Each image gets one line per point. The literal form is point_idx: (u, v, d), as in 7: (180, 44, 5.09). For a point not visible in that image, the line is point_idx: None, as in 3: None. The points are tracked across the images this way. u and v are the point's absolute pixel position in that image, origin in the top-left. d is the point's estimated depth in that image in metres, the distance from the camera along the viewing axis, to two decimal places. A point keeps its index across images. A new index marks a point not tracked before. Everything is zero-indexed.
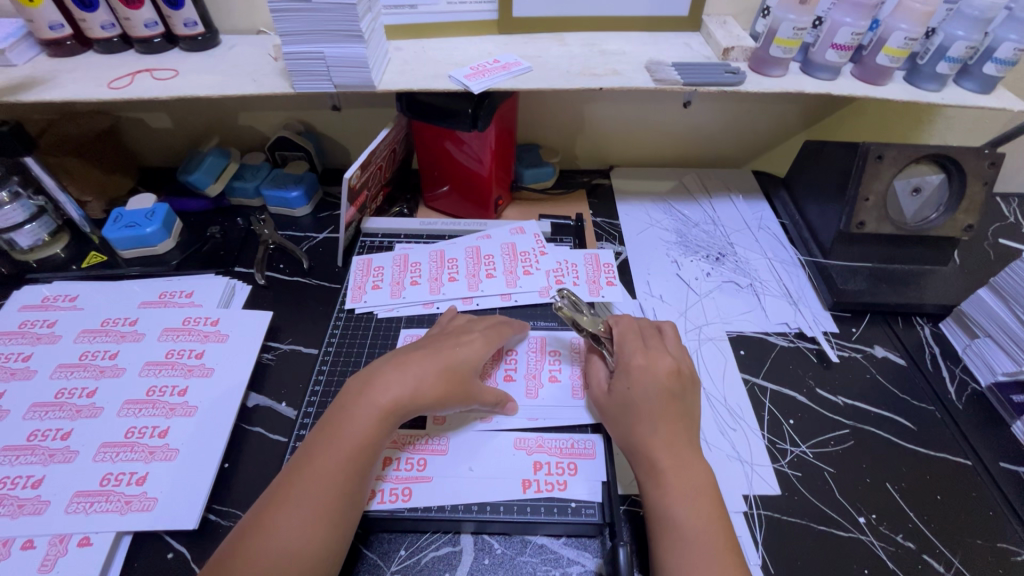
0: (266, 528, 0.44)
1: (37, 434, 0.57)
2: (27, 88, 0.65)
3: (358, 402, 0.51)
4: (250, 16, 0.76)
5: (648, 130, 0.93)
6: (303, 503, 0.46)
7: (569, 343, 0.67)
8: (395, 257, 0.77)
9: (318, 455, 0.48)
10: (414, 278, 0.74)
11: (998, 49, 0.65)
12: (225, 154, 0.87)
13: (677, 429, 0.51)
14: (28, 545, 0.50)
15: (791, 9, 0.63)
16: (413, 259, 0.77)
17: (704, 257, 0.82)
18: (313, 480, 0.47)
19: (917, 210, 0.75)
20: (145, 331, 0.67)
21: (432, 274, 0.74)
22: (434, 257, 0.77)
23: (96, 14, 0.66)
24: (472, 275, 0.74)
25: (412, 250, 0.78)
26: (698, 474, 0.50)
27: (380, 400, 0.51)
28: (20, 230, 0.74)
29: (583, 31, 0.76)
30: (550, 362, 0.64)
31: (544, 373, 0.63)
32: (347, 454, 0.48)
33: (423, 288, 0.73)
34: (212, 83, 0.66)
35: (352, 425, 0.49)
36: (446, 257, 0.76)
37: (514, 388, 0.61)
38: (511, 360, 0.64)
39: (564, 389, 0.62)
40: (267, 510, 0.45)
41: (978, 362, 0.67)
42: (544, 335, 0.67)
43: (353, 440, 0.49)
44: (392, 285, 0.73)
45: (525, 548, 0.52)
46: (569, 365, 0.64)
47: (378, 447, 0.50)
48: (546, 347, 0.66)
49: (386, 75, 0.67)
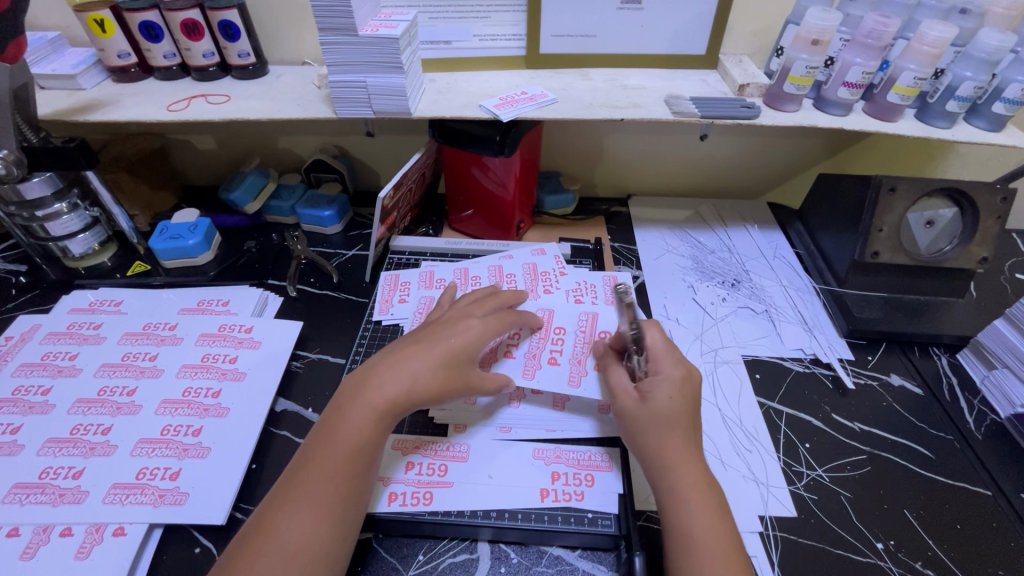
0: (272, 526, 0.46)
1: (79, 428, 0.60)
2: (94, 109, 0.71)
3: (353, 402, 0.52)
4: (298, 48, 0.82)
5: (665, 160, 0.97)
6: (305, 504, 0.47)
7: (575, 324, 0.68)
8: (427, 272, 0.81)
9: (316, 455, 0.49)
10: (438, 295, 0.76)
11: (1007, 89, 0.67)
12: (264, 174, 0.93)
13: (682, 437, 0.52)
14: (66, 532, 0.52)
15: (804, 49, 0.67)
16: (441, 275, 0.80)
17: (720, 282, 0.84)
18: (319, 482, 0.48)
19: (931, 242, 0.76)
20: (184, 336, 0.70)
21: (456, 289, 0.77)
22: (461, 274, 0.80)
23: (160, 44, 0.73)
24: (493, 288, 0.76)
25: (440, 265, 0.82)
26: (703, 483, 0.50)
27: (376, 399, 0.52)
28: (74, 238, 0.78)
29: (606, 67, 0.80)
30: (554, 339, 0.66)
31: (544, 355, 0.64)
32: (345, 452, 0.49)
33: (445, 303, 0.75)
34: (261, 108, 0.72)
35: (347, 423, 0.51)
36: (471, 273, 0.80)
37: (512, 367, 0.62)
38: (514, 337, 0.65)
39: (562, 372, 0.62)
40: (270, 512, 0.47)
41: (996, 394, 0.67)
42: (553, 310, 0.70)
43: (350, 439, 0.50)
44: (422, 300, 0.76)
45: (541, 559, 0.53)
46: (572, 346, 0.65)
47: (378, 444, 0.51)
48: (552, 324, 0.68)
49: (421, 103, 0.72)
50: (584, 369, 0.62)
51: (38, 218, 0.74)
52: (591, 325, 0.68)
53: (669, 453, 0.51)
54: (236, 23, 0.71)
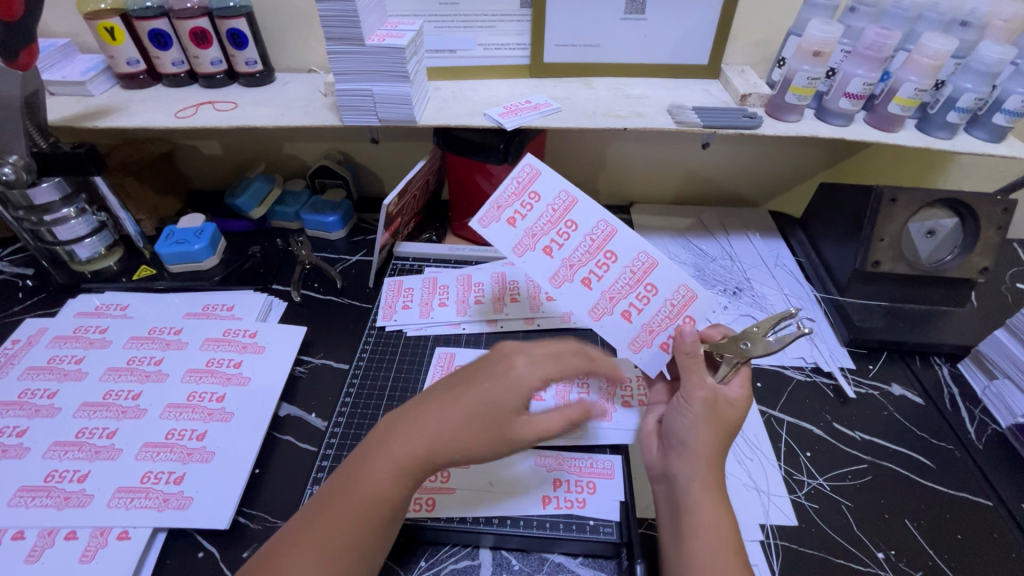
0: (276, 562, 0.43)
1: (85, 431, 0.60)
2: (102, 116, 0.71)
3: (379, 450, 0.47)
4: (305, 56, 0.83)
5: (668, 168, 0.97)
6: (313, 550, 0.44)
7: (670, 292, 0.61)
8: (525, 172, 0.62)
9: (333, 503, 0.46)
10: (514, 216, 0.62)
11: (1007, 101, 0.68)
12: (270, 180, 0.94)
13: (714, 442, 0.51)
14: (71, 535, 0.52)
15: (805, 60, 0.67)
16: (536, 189, 0.62)
17: (722, 290, 0.85)
18: (333, 526, 0.45)
19: (932, 251, 0.77)
20: (189, 340, 0.71)
21: (542, 224, 0.62)
22: (560, 202, 0.62)
23: (168, 52, 0.74)
24: (606, 228, 0.62)
25: (545, 178, 0.62)
26: (715, 482, 0.50)
27: (400, 449, 0.46)
28: (81, 243, 0.79)
29: (608, 76, 0.81)
30: (640, 294, 0.62)
31: (623, 303, 0.62)
32: (362, 504, 0.45)
33: (513, 238, 0.62)
34: (267, 115, 0.72)
35: (370, 473, 0.46)
36: (569, 214, 0.62)
37: (584, 298, 0.62)
38: (602, 266, 0.62)
39: (627, 330, 0.62)
40: (281, 548, 0.44)
41: (997, 404, 0.67)
42: (656, 264, 0.61)
43: (369, 491, 0.46)
44: (490, 211, 0.63)
45: (542, 566, 0.53)
46: (654, 310, 0.61)
47: (397, 502, 0.46)
48: (645, 278, 0.61)
49: (426, 112, 0.72)
50: (654, 339, 0.61)
51: (46, 222, 0.75)
52: (683, 307, 0.61)
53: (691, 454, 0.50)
54: (244, 32, 0.72)
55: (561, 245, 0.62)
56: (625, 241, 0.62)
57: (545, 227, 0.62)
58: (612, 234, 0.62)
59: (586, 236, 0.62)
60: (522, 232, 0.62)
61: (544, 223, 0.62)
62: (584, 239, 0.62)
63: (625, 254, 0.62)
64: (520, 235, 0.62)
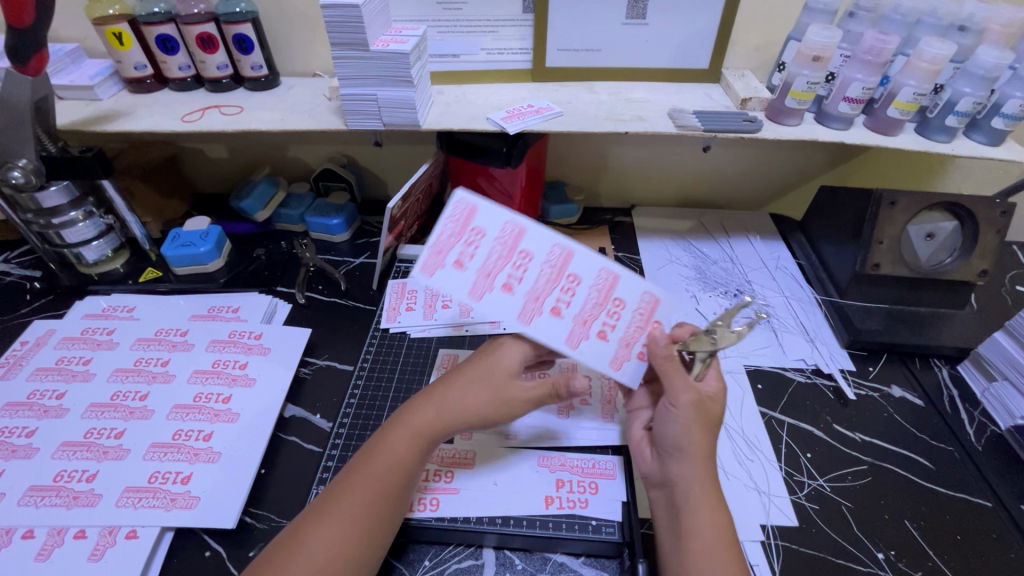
0: (303, 529, 0.47)
1: (93, 431, 0.61)
2: (110, 119, 0.72)
3: (396, 425, 0.53)
4: (309, 61, 0.84)
5: (670, 171, 0.98)
6: (337, 516, 0.48)
7: (637, 300, 0.55)
8: (458, 206, 0.52)
9: (356, 472, 0.51)
10: (458, 258, 0.53)
11: (1005, 105, 0.68)
12: (274, 183, 0.95)
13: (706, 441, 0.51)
14: (80, 534, 0.53)
15: (805, 65, 0.68)
16: (475, 223, 0.52)
17: (723, 293, 0.86)
18: (358, 492, 0.49)
19: (932, 254, 0.77)
20: (195, 342, 0.72)
21: (491, 261, 0.53)
22: (506, 232, 0.52)
23: (175, 57, 0.75)
24: (561, 251, 0.53)
25: (482, 209, 0.52)
26: (713, 484, 0.50)
27: (415, 422, 0.53)
28: (88, 245, 0.80)
29: (610, 80, 0.82)
30: (610, 311, 0.55)
31: (595, 325, 0.55)
32: (383, 470, 0.51)
33: (464, 282, 0.53)
34: (272, 119, 0.73)
35: (389, 443, 0.52)
36: (520, 243, 0.53)
37: (557, 327, 0.54)
38: (568, 291, 0.54)
39: (606, 352, 0.55)
40: (304, 524, 0.48)
41: (996, 406, 0.68)
42: (619, 275, 0.55)
43: (389, 458, 0.51)
44: (428, 259, 0.52)
45: (545, 565, 0.54)
46: (627, 323, 0.55)
47: (414, 468, 0.52)
48: (611, 293, 0.55)
49: (429, 116, 0.73)
50: (631, 352, 0.56)
51: (54, 225, 0.76)
52: (652, 314, 0.56)
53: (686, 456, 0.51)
54: (250, 37, 0.73)
55: (519, 279, 0.53)
56: (583, 261, 0.54)
57: (496, 263, 0.53)
58: (569, 256, 0.54)
59: (543, 264, 0.53)
60: (472, 273, 0.53)
61: (493, 257, 0.53)
62: (542, 267, 0.54)
63: (586, 274, 0.54)
64: (471, 277, 0.53)
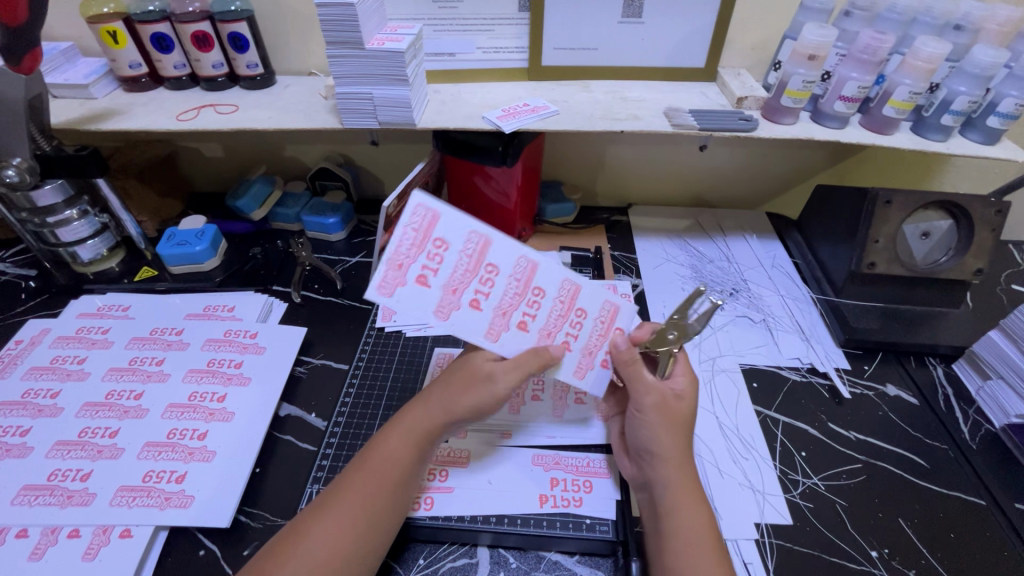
0: (304, 528, 0.47)
1: (88, 431, 0.61)
2: (105, 118, 0.72)
3: (395, 427, 0.54)
4: (305, 59, 0.84)
5: (666, 170, 0.98)
6: (338, 515, 0.48)
7: (599, 309, 0.56)
8: (420, 215, 0.48)
9: (356, 473, 0.51)
10: (421, 274, 0.49)
11: (1001, 104, 0.68)
12: (270, 182, 0.94)
13: (680, 440, 0.53)
14: (73, 533, 0.53)
15: (800, 64, 0.68)
16: (438, 235, 0.48)
17: (719, 292, 0.86)
18: (359, 491, 0.49)
19: (927, 253, 0.78)
20: (190, 341, 0.72)
21: (457, 275, 0.50)
22: (472, 245, 0.50)
23: (170, 55, 0.75)
24: (527, 263, 0.52)
25: (446, 218, 0.48)
26: (691, 483, 0.52)
27: (414, 423, 0.53)
28: (84, 244, 0.80)
29: (606, 79, 0.82)
30: (573, 322, 0.55)
31: (559, 336, 0.55)
32: (384, 469, 0.51)
33: (430, 300, 0.50)
34: (267, 118, 0.73)
35: (389, 444, 0.52)
36: (485, 256, 0.50)
37: (523, 340, 0.53)
38: (533, 304, 0.53)
39: (570, 363, 0.56)
40: (304, 522, 0.48)
41: (991, 404, 0.68)
42: (582, 285, 0.54)
43: (390, 459, 0.51)
44: (387, 274, 0.48)
45: (539, 564, 0.53)
46: (588, 333, 0.56)
47: (415, 468, 0.52)
48: (576, 304, 0.55)
49: (425, 114, 0.73)
50: (594, 361, 0.57)
51: (49, 224, 0.76)
52: (612, 322, 0.56)
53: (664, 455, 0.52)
54: (245, 35, 0.73)
55: (485, 293, 0.51)
56: (548, 273, 0.53)
57: (461, 278, 0.50)
58: (534, 269, 0.52)
59: (510, 278, 0.52)
60: (438, 289, 0.50)
61: (459, 272, 0.50)
62: (507, 281, 0.52)
63: (551, 286, 0.53)
64: (437, 293, 0.50)
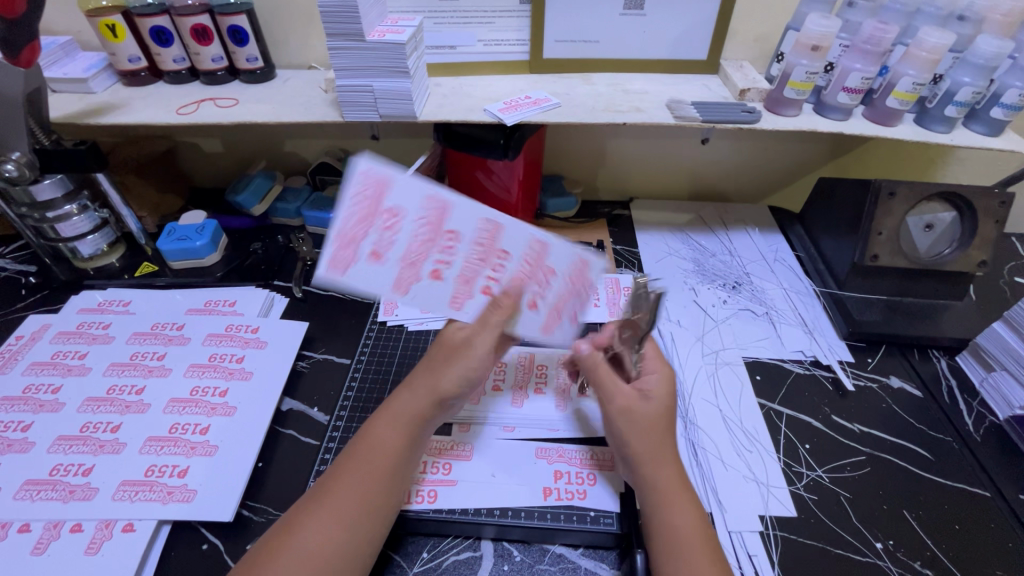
0: (298, 521, 0.47)
1: (89, 426, 0.61)
2: (104, 112, 0.72)
3: (382, 415, 0.54)
4: (305, 53, 0.83)
5: (668, 164, 0.98)
6: (333, 506, 0.47)
7: (569, 265, 0.55)
8: (371, 183, 0.46)
9: (347, 465, 0.51)
10: (376, 247, 0.49)
11: (1004, 95, 0.68)
12: (271, 177, 0.94)
13: (663, 436, 0.53)
14: (76, 528, 0.53)
15: (803, 55, 0.68)
16: (391, 204, 0.48)
17: (721, 285, 0.85)
18: (353, 482, 0.49)
19: (930, 246, 0.77)
20: (191, 336, 0.71)
21: (417, 244, 0.51)
22: (428, 212, 0.50)
23: (170, 49, 0.74)
24: (489, 225, 0.52)
25: (396, 186, 0.47)
26: (676, 483, 0.51)
27: (402, 410, 0.53)
28: (84, 240, 0.79)
29: (608, 72, 0.81)
30: (539, 280, 0.55)
31: (525, 296, 0.55)
32: (375, 458, 0.51)
33: (386, 274, 0.50)
34: (267, 111, 0.73)
35: (379, 432, 0.52)
36: (444, 223, 0.51)
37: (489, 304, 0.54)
38: (496, 267, 0.54)
39: (537, 320, 0.56)
40: (298, 514, 0.47)
41: (995, 396, 0.68)
42: (548, 243, 0.54)
43: (381, 447, 0.51)
44: (339, 253, 0.47)
45: (543, 557, 0.53)
46: (556, 291, 0.56)
47: (406, 454, 0.52)
48: (542, 264, 0.55)
49: (426, 107, 0.73)
50: (562, 317, 0.57)
51: (48, 219, 0.75)
52: (582, 279, 0.56)
53: (650, 452, 0.52)
54: (245, 28, 0.73)
55: (445, 262, 0.52)
56: (512, 232, 0.53)
57: (420, 248, 0.51)
58: (498, 230, 0.53)
59: (471, 243, 0.52)
60: (395, 263, 0.50)
61: (417, 241, 0.50)
62: (469, 246, 0.53)
63: (514, 245, 0.54)
64: (396, 267, 0.50)
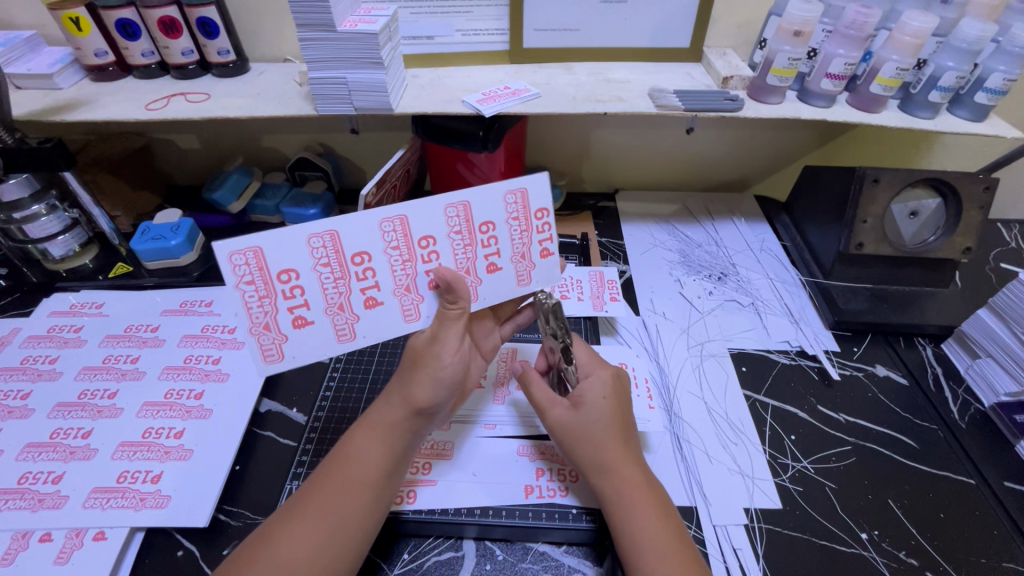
0: (272, 532, 0.46)
1: (59, 432, 0.59)
2: (70, 109, 0.69)
3: (362, 428, 0.52)
4: (279, 45, 0.81)
5: (652, 155, 0.97)
6: (305, 517, 0.46)
7: (504, 209, 0.55)
8: (244, 262, 0.49)
9: (323, 477, 0.49)
10: (296, 314, 0.51)
11: (988, 79, 0.67)
12: (248, 173, 0.92)
13: (612, 439, 0.52)
14: (46, 537, 0.52)
15: (786, 41, 0.67)
16: (278, 269, 0.50)
17: (707, 276, 0.85)
18: (328, 492, 0.48)
19: (915, 233, 0.77)
20: (167, 338, 0.70)
21: (330, 291, 0.52)
22: (319, 250, 0.50)
23: (138, 43, 0.72)
24: (395, 219, 0.52)
25: (272, 250, 0.49)
26: (646, 488, 0.50)
27: (381, 423, 0.52)
28: (54, 241, 0.77)
29: (589, 61, 0.80)
30: (485, 239, 0.55)
31: (480, 265, 0.55)
32: (349, 468, 0.49)
33: (323, 329, 0.53)
34: (240, 106, 0.71)
35: (360, 446, 0.51)
36: (341, 252, 0.51)
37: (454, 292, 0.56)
38: (430, 253, 0.54)
39: (508, 275, 0.57)
40: (274, 524, 0.46)
41: (980, 382, 0.67)
42: (469, 201, 0.53)
43: (360, 459, 0.50)
44: (262, 342, 0.51)
45: (526, 555, 0.52)
46: (509, 238, 0.56)
47: (389, 472, 0.51)
48: (475, 221, 0.54)
49: (403, 99, 0.71)
50: (529, 262, 0.57)
51: (15, 220, 0.73)
52: (525, 207, 0.55)
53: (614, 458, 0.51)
54: (215, 20, 0.70)
55: (374, 285, 0.53)
56: (421, 214, 0.52)
57: (335, 291, 0.52)
58: (405, 221, 0.52)
59: (385, 252, 0.52)
60: (323, 317, 0.52)
61: (330, 286, 0.52)
62: (385, 254, 0.53)
63: (435, 221, 0.53)
64: (326, 321, 0.53)
